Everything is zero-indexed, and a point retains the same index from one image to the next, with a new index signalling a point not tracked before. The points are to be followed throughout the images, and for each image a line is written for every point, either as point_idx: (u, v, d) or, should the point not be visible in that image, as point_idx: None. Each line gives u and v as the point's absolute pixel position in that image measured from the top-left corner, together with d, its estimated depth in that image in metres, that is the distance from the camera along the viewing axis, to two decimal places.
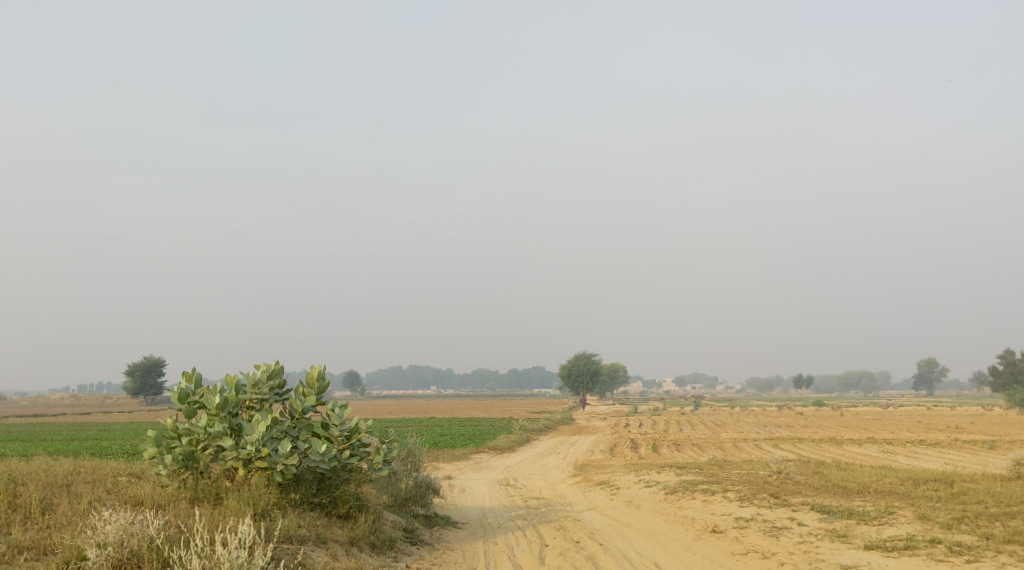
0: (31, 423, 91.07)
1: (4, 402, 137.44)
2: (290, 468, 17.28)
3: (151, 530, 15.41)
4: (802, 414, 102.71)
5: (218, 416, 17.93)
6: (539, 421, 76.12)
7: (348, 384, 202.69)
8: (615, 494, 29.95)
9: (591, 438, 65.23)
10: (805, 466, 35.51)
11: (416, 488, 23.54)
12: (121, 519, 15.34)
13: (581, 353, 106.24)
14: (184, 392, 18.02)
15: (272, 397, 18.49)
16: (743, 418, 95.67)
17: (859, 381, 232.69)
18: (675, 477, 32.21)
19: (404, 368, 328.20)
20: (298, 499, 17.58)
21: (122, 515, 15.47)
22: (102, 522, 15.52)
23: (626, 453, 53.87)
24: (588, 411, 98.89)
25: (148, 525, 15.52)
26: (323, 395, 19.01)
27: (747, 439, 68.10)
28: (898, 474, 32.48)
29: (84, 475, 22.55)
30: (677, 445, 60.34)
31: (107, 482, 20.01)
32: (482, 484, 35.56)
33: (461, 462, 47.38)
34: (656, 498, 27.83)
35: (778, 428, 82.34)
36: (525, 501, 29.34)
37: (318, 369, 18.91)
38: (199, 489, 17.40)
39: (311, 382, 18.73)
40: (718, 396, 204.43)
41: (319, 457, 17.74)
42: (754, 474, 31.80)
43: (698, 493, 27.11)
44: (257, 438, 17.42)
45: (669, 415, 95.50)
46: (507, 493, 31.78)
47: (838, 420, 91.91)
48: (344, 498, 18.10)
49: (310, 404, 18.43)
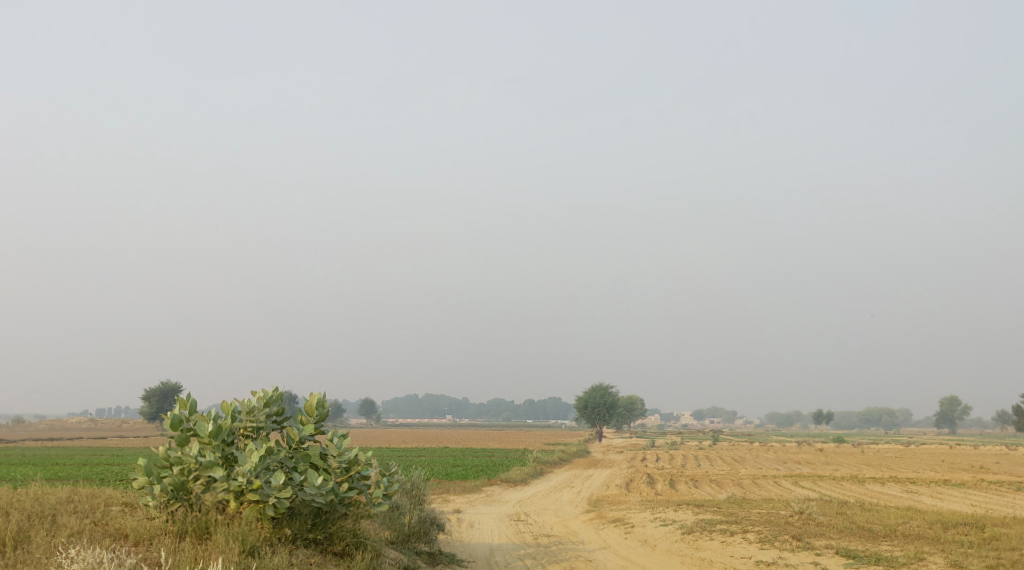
0: (43, 446, 90.75)
1: (21, 425, 137.18)
2: (284, 503, 16.26)
3: None
4: (822, 451, 100.93)
5: (211, 444, 16.89)
6: (554, 454, 75.00)
7: (363, 413, 201.81)
8: (629, 533, 28.75)
9: (607, 472, 63.93)
10: (828, 506, 34.23)
11: (419, 524, 22.53)
12: (88, 557, 14.51)
13: (598, 385, 105.05)
14: (177, 418, 16.98)
15: (269, 425, 17.57)
16: (763, 454, 94.04)
17: (880, 418, 229.95)
18: (692, 516, 30.98)
19: (420, 397, 327.23)
20: (290, 535, 16.62)
21: (91, 553, 14.62)
22: (69, 561, 14.67)
23: (642, 488, 52.70)
24: (604, 444, 97.60)
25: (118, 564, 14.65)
26: (322, 424, 18.03)
27: (765, 475, 66.79)
28: (925, 516, 31.17)
29: (74, 505, 21.70)
30: (695, 481, 58.96)
31: (93, 514, 19.13)
32: (492, 519, 34.44)
33: (472, 495, 46.31)
34: (672, 537, 26.67)
35: (798, 465, 80.84)
36: (535, 539, 28.18)
37: (317, 396, 17.95)
38: (187, 524, 16.49)
39: (309, 411, 17.78)
40: (736, 430, 202.52)
41: (315, 490, 16.73)
42: (776, 514, 30.52)
43: (716, 534, 25.95)
44: (250, 469, 16.35)
45: (686, 450, 94.02)
46: (517, 530, 30.62)
47: (859, 458, 90.35)
48: (340, 535, 17.15)
49: (308, 433, 17.45)
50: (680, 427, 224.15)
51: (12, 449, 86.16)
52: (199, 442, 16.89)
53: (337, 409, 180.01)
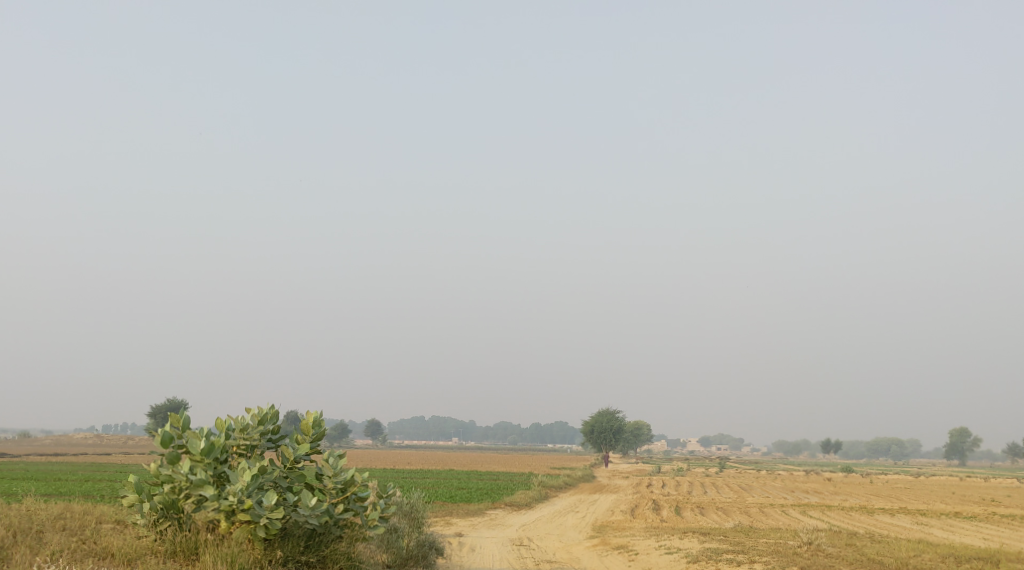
0: (46, 462, 90.24)
1: (27, 439, 136.91)
2: (276, 524, 15.74)
3: None
4: (830, 480, 99.94)
5: (202, 462, 16.40)
6: (559, 478, 74.29)
7: (370, 434, 201.19)
8: (633, 561, 28.11)
9: (612, 497, 63.29)
10: (837, 537, 33.56)
11: (417, 548, 21.97)
12: None
13: (605, 410, 104.33)
14: (169, 435, 16.52)
15: (263, 443, 17.08)
16: (771, 482, 93.10)
17: (888, 448, 228.00)
18: (698, 544, 30.33)
19: (426, 419, 326.38)
20: (282, 557, 16.08)
21: None
22: None
23: (648, 514, 51.96)
24: (610, 469, 96.80)
25: None
26: (319, 443, 17.52)
27: (772, 504, 65.93)
28: (936, 550, 30.48)
29: (63, 521, 21.22)
30: (701, 509, 58.22)
31: (81, 531, 18.64)
32: (493, 543, 33.84)
33: (475, 518, 45.67)
34: (677, 566, 26.03)
35: (806, 494, 79.90)
36: (537, 564, 27.54)
37: (314, 413, 17.44)
38: (176, 544, 15.99)
39: (305, 429, 17.27)
40: (743, 458, 200.90)
41: (309, 512, 16.22)
42: (784, 544, 29.86)
43: (723, 563, 25.32)
44: (242, 488, 15.82)
45: (693, 477, 93.13)
46: (518, 555, 29.99)
47: (868, 488, 89.35)
48: (333, 558, 16.55)
49: (303, 451, 16.94)
50: (687, 453, 222.71)
51: (14, 463, 85.71)
52: (190, 459, 16.40)
53: (343, 428, 179.18)
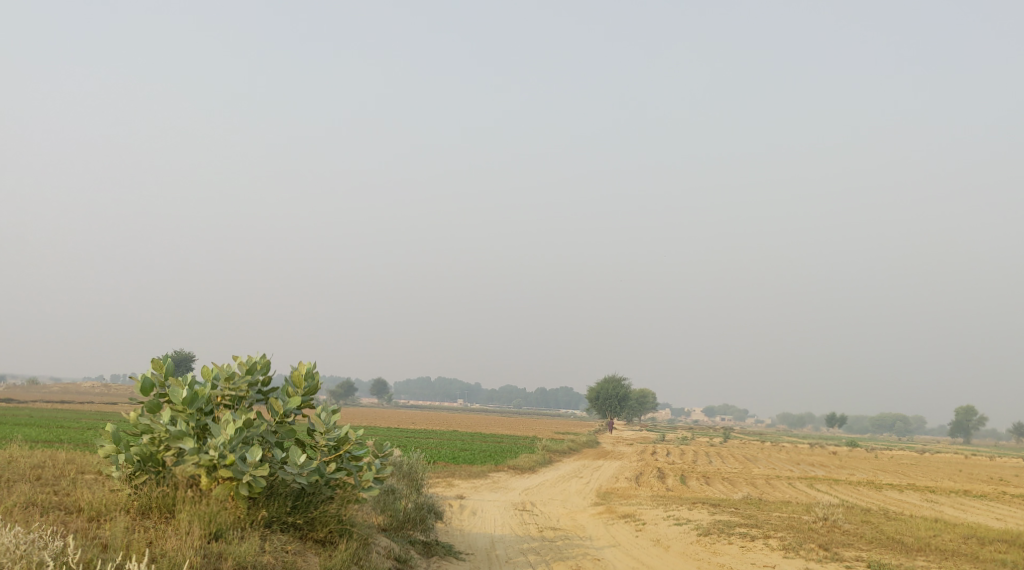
0: (50, 408, 89.41)
1: (34, 386, 136.55)
2: (260, 482, 14.43)
3: (53, 553, 12.82)
4: (837, 454, 98.81)
5: (184, 413, 15.18)
6: (564, 442, 73.26)
7: (375, 392, 200.87)
8: (641, 531, 26.84)
9: (616, 464, 62.19)
10: (852, 513, 32.29)
11: (416, 511, 20.79)
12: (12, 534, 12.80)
13: (611, 376, 103.29)
14: (150, 382, 15.36)
15: (253, 394, 15.79)
16: (776, 454, 91.97)
17: (893, 424, 227.31)
18: (708, 516, 29.04)
19: (432, 381, 326.50)
20: (266, 519, 14.82)
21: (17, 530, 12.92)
22: None
23: (653, 483, 50.84)
24: (614, 435, 95.90)
25: (50, 546, 12.94)
26: (311, 398, 16.25)
27: (780, 476, 64.89)
28: (957, 530, 29.14)
29: (41, 469, 19.97)
30: (707, 479, 57.11)
31: (55, 483, 17.39)
32: (495, 507, 32.67)
33: (477, 480, 44.61)
34: (687, 539, 24.76)
35: (813, 467, 78.89)
36: (541, 531, 26.29)
37: (307, 364, 16.19)
38: (149, 498, 14.74)
39: (297, 382, 16.02)
40: (746, 429, 200.15)
41: (296, 471, 14.95)
42: (798, 519, 28.57)
43: (736, 538, 24.04)
44: (224, 441, 14.53)
45: (698, 446, 92.12)
46: (521, 520, 28.74)
47: (875, 464, 87.99)
48: (323, 520, 15.27)
49: (293, 406, 15.70)
50: (691, 422, 222.18)
51: (18, 408, 85.28)
52: (172, 409, 15.22)
53: (348, 385, 178.87)
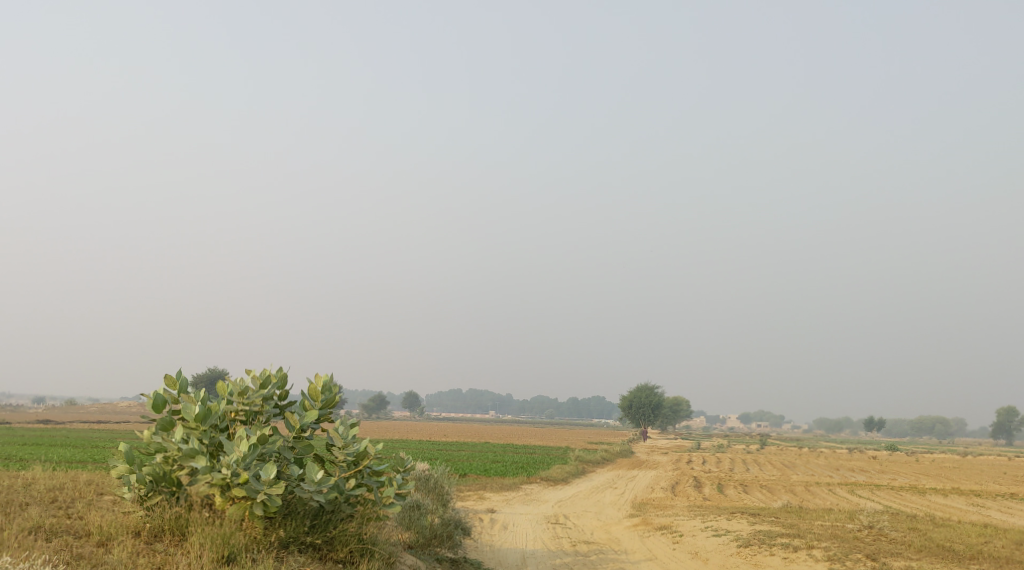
0: (86, 429, 89.55)
1: (71, 407, 137.30)
2: (276, 502, 13.67)
3: None
4: (877, 459, 97.03)
5: (197, 430, 14.51)
6: (597, 452, 72.23)
7: (408, 406, 200.59)
8: (678, 544, 25.91)
9: (651, 474, 61.15)
10: (898, 520, 31.27)
11: (443, 526, 20.09)
12: None
13: (644, 384, 102.19)
14: (162, 399, 14.72)
15: (269, 410, 15.10)
16: (815, 460, 90.44)
17: (933, 426, 224.04)
18: (749, 526, 28.08)
19: (465, 394, 326.12)
20: (283, 539, 14.12)
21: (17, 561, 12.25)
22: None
23: (689, 492, 49.69)
24: (649, 444, 94.77)
25: None
26: (329, 411, 15.56)
27: (818, 482, 63.65)
28: (1009, 536, 27.98)
29: (56, 491, 19.36)
30: (745, 487, 55.92)
31: (67, 506, 16.76)
32: (527, 521, 31.86)
33: (509, 492, 43.81)
34: (727, 550, 23.82)
35: (852, 472, 77.34)
36: (574, 545, 25.43)
37: (325, 376, 15.51)
38: (161, 520, 14.05)
39: (315, 396, 15.33)
40: (783, 435, 197.83)
41: (314, 490, 14.23)
42: (842, 528, 27.58)
43: (778, 549, 23.08)
44: (237, 460, 13.81)
45: (735, 454, 90.80)
46: (554, 534, 27.87)
47: (916, 467, 86.15)
48: (343, 540, 14.54)
49: (311, 420, 14.99)
50: (726, 429, 220.05)
51: (53, 429, 85.39)
52: (185, 426, 14.56)
53: (382, 399, 178.69)
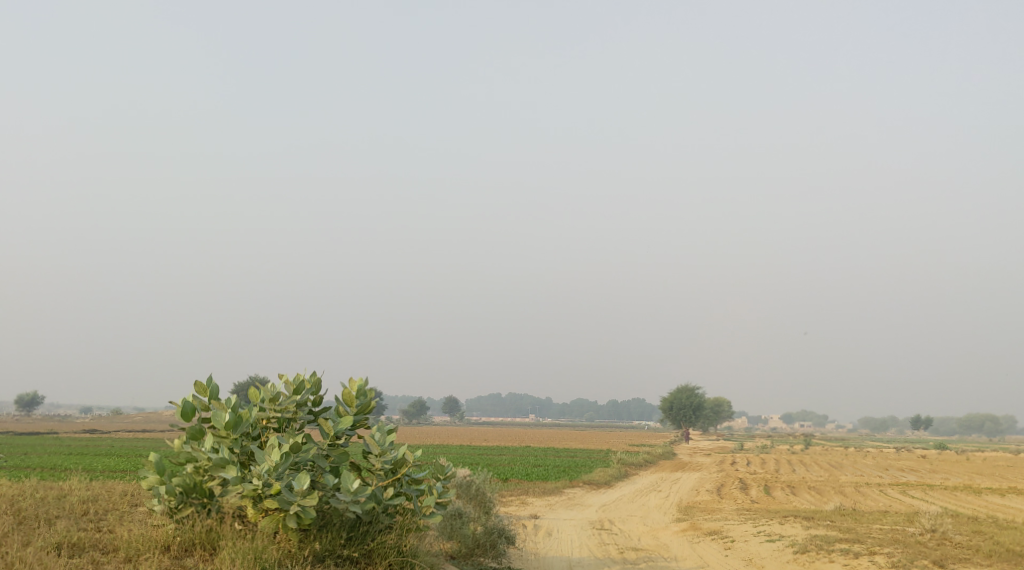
0: (129, 438, 89.89)
1: (114, 416, 138.12)
2: (310, 513, 12.88)
3: None
4: (926, 458, 95.12)
5: (228, 438, 13.82)
6: (639, 455, 71.07)
7: (448, 410, 200.25)
8: (730, 550, 24.89)
9: (696, 476, 60.00)
10: (958, 522, 30.11)
11: (486, 536, 19.26)
12: None
13: (684, 385, 100.92)
14: (192, 406, 14.04)
15: (304, 415, 14.38)
16: (862, 460, 88.79)
17: (982, 424, 220.00)
18: (803, 530, 26.99)
19: (504, 398, 325.61)
20: (318, 552, 13.37)
21: None
22: None
23: (736, 495, 48.58)
24: (691, 446, 93.53)
25: None
26: (366, 416, 14.83)
27: (868, 483, 62.25)
28: None
29: (88, 503, 18.70)
30: (792, 488, 54.71)
31: (98, 519, 16.07)
32: (570, 527, 30.95)
33: (552, 497, 42.93)
34: (782, 557, 22.82)
35: (902, 472, 75.61)
36: (622, 553, 24.48)
37: (360, 380, 14.80)
38: (191, 533, 13.31)
39: (349, 401, 14.62)
40: (827, 435, 195.11)
41: (350, 500, 13.47)
42: (901, 532, 26.48)
43: (837, 554, 22.06)
44: (269, 469, 13.01)
45: (779, 454, 89.29)
46: (600, 540, 26.91)
47: (967, 466, 84.24)
48: (382, 552, 13.76)
49: (346, 426, 14.26)
50: (769, 431, 217.51)
51: (97, 439, 85.60)
52: (216, 434, 13.86)
53: (421, 404, 178.44)
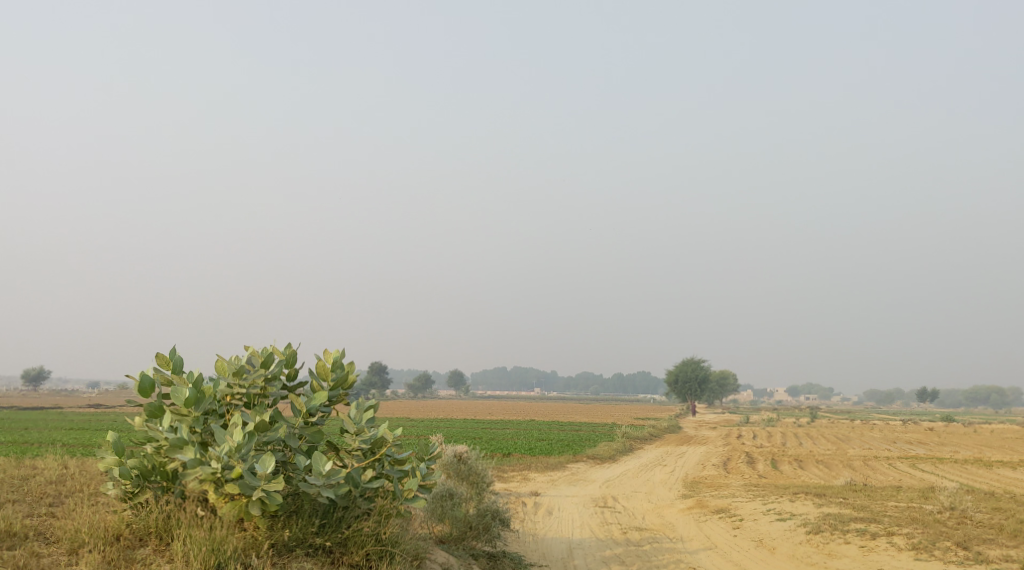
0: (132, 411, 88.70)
1: (118, 391, 137.17)
2: (275, 500, 11.50)
3: None
4: (934, 431, 93.94)
5: (189, 417, 12.49)
6: (645, 429, 69.94)
7: (452, 383, 199.52)
8: (739, 530, 23.62)
9: (701, 450, 58.81)
10: (977, 499, 28.80)
11: (478, 518, 17.98)
12: None
13: (690, 358, 99.65)
14: (150, 381, 12.70)
15: (275, 391, 13.07)
16: (870, 433, 87.63)
17: (988, 396, 218.92)
18: (815, 508, 25.71)
19: (509, 372, 324.88)
20: (288, 542, 12.10)
21: None
22: None
23: (744, 469, 47.48)
24: (697, 419, 92.30)
25: None
26: (342, 391, 13.53)
27: (878, 456, 60.98)
28: None
29: (55, 484, 17.34)
30: (801, 462, 53.48)
31: (57, 503, 14.75)
32: (571, 504, 29.68)
33: (554, 473, 41.77)
34: (795, 538, 21.55)
35: (910, 445, 74.47)
36: (625, 534, 23.18)
37: (336, 352, 13.50)
38: (148, 521, 12.07)
39: (324, 374, 13.35)
40: (833, 408, 193.95)
41: (322, 485, 12.17)
42: (919, 511, 25.24)
43: (854, 535, 20.79)
44: (230, 450, 11.63)
45: (787, 427, 88.14)
46: (602, 520, 25.63)
47: (976, 439, 83.08)
48: (358, 541, 12.51)
49: (319, 403, 12.96)
50: (774, 403, 216.57)
51: (98, 413, 84.54)
52: (175, 411, 12.51)
53: (427, 378, 177.62)
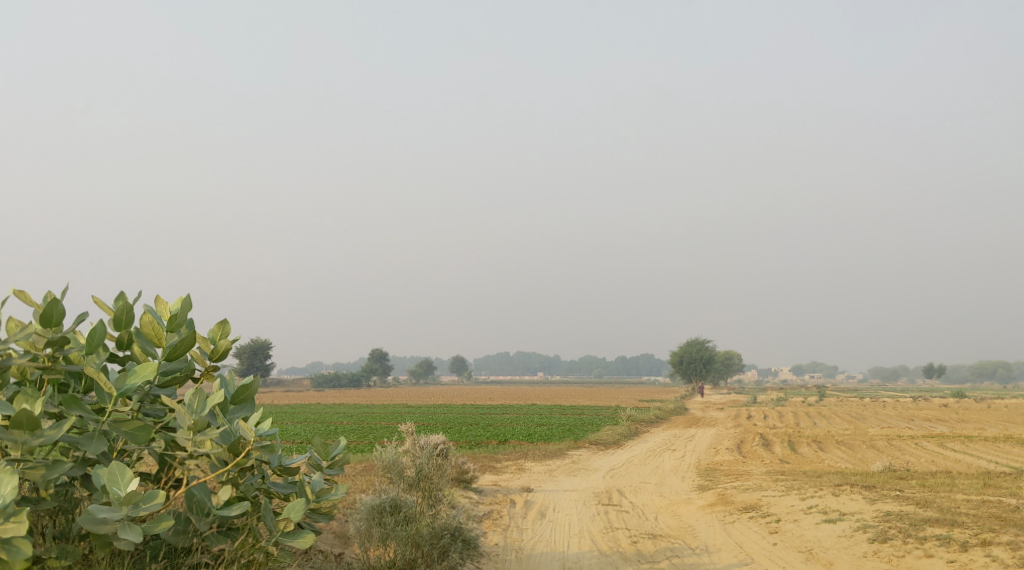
0: None
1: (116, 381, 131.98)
2: (20, 555, 6.49)
3: None
4: (954, 407, 89.12)
5: None
6: (649, 412, 64.90)
7: (454, 369, 194.57)
8: (778, 537, 18.61)
9: (711, 431, 53.89)
10: None
11: (433, 539, 12.99)
12: None
13: (695, 337, 94.65)
14: None
15: (66, 365, 8.01)
16: (886, 411, 82.62)
17: (995, 371, 213.39)
18: (869, 505, 20.74)
19: (511, 358, 320.38)
20: None
21: None
22: None
23: (760, 453, 42.68)
24: (704, 400, 87.18)
25: None
26: (185, 362, 8.51)
27: (900, 436, 55.73)
28: None
29: None
30: (819, 444, 48.70)
31: None
32: (570, 504, 24.59)
33: (554, 461, 36.79)
34: (853, 549, 16.54)
35: (930, 423, 69.69)
36: (635, 544, 18.10)
37: (177, 302, 8.54)
38: None
39: (156, 337, 8.34)
40: (841, 386, 189.14)
41: (124, 520, 7.15)
42: (997, 507, 20.23)
43: (933, 547, 15.75)
44: None
45: (797, 407, 83.22)
46: (606, 525, 20.54)
47: (996, 415, 78.38)
48: None
49: (138, 381, 7.89)
50: (783, 383, 211.16)
51: None
52: None
53: (429, 363, 172.55)
